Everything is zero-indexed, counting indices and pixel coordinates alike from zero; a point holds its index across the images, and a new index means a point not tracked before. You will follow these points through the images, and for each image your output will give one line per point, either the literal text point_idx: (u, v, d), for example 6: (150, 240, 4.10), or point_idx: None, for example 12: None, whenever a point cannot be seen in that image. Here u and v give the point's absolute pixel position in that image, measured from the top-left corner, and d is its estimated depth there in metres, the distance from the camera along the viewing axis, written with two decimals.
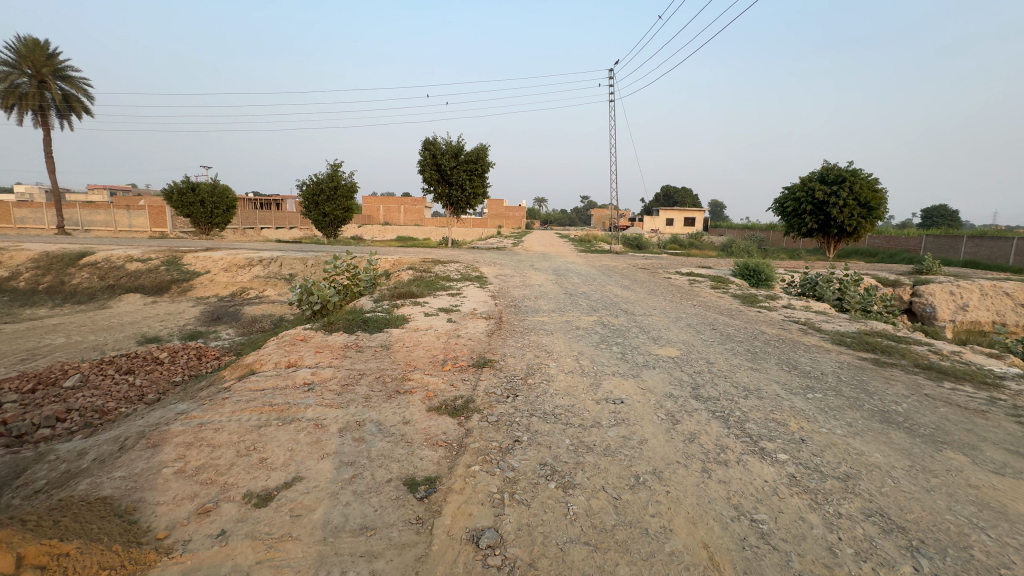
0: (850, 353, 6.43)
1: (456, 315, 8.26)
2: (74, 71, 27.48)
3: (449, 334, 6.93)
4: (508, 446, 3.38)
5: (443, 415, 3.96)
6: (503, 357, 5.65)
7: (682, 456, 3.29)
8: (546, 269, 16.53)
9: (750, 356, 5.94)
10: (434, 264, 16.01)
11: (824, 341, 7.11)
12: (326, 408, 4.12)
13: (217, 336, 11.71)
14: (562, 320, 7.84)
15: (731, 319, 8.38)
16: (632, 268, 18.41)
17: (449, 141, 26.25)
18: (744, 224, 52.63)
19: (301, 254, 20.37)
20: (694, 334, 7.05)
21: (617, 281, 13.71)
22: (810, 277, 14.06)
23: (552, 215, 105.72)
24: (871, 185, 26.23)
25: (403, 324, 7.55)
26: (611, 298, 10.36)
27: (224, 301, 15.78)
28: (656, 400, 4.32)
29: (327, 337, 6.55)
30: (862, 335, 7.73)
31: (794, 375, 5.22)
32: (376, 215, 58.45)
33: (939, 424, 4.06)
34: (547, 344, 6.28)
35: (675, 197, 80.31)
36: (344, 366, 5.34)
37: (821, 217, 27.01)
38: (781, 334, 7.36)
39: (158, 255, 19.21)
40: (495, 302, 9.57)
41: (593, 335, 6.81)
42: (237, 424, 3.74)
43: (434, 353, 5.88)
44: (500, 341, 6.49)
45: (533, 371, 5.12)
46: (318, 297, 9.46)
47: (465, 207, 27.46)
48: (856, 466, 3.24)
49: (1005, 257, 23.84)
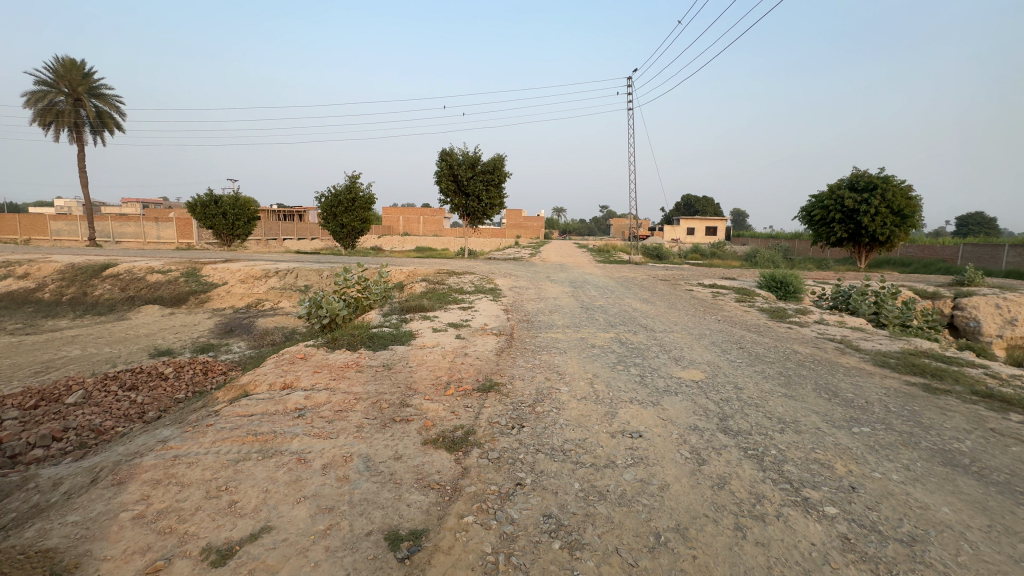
0: (895, 377, 5.81)
1: (465, 331, 7.90)
2: (108, 89, 28.47)
3: (457, 352, 6.57)
4: (508, 491, 2.97)
5: (440, 450, 3.57)
6: (512, 379, 5.24)
7: (711, 508, 2.82)
8: (562, 281, 16.07)
9: (783, 380, 5.40)
10: (448, 276, 15.73)
11: (864, 362, 6.49)
12: (312, 440, 3.77)
13: (228, 350, 11.60)
14: (577, 337, 7.39)
15: (759, 337, 7.80)
16: (652, 280, 17.83)
17: (467, 152, 26.19)
18: (768, 234, 51.35)
19: (317, 266, 20.40)
20: (719, 353, 6.52)
21: (636, 294, 13.16)
22: (843, 290, 13.29)
23: (571, 225, 105.32)
24: (904, 192, 25.11)
25: (410, 341, 7.22)
26: (629, 312, 9.84)
27: (239, 312, 15.79)
28: (679, 434, 3.84)
29: (327, 356, 6.25)
30: (906, 355, 7.07)
31: (835, 404, 4.68)
32: (396, 226, 59.02)
33: (1015, 468, 3.48)
34: (560, 364, 5.84)
35: (696, 207, 79.03)
36: (341, 388, 5.01)
37: (851, 226, 25.94)
38: (815, 354, 6.76)
39: (178, 267, 19.46)
40: (507, 317, 9.17)
41: (610, 355, 6.34)
42: (212, 458, 3.41)
43: (438, 375, 5.50)
44: (509, 360, 6.09)
45: (544, 395, 4.71)
46: (327, 311, 9.25)
47: (482, 218, 27.28)
48: (921, 525, 2.72)
49: None
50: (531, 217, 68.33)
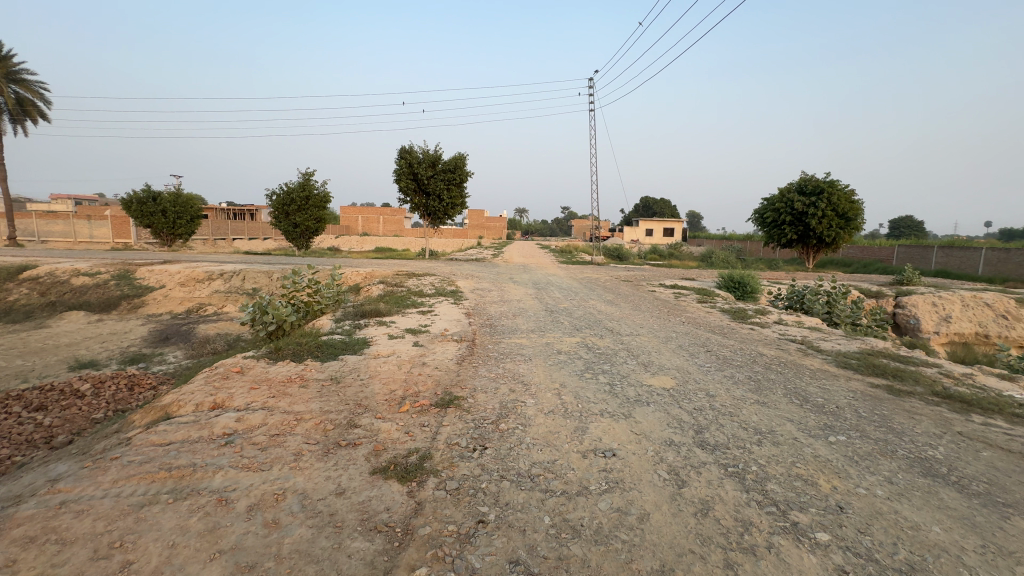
0: (859, 379, 5.79)
1: (424, 338, 7.40)
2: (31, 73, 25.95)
3: (414, 361, 6.07)
4: (468, 532, 2.57)
5: (390, 481, 3.12)
6: (473, 392, 4.83)
7: (696, 541, 2.52)
8: (525, 282, 15.78)
9: (754, 385, 5.25)
10: (407, 278, 15.12)
11: (828, 364, 6.47)
12: (240, 473, 3.23)
13: (162, 360, 10.57)
14: (542, 343, 7.05)
15: (724, 339, 7.72)
16: (615, 281, 17.81)
17: (427, 150, 25.52)
18: (723, 235, 53.21)
19: (266, 267, 19.24)
20: (687, 358, 6.34)
21: (600, 295, 13.01)
22: (797, 290, 13.63)
23: (534, 226, 105.74)
24: (848, 196, 26.39)
25: (363, 350, 6.66)
26: (595, 315, 9.61)
27: (178, 318, 14.57)
28: (654, 451, 3.56)
29: (267, 369, 5.62)
30: (865, 355, 7.14)
31: (807, 410, 4.55)
32: (355, 226, 57.35)
33: (991, 476, 3.40)
34: (525, 373, 5.47)
35: (654, 209, 81.06)
36: (280, 408, 4.45)
37: (800, 228, 27.03)
38: (780, 356, 6.71)
39: (108, 269, 17.84)
40: (468, 321, 8.74)
41: (577, 361, 6.04)
42: (109, 504, 2.82)
43: (392, 388, 5.00)
44: (470, 370, 5.66)
45: (508, 410, 4.33)
46: (273, 316, 8.55)
47: (443, 218, 26.63)
48: (917, 550, 2.52)
49: (975, 266, 24.25)
50: (494, 218, 68.02)
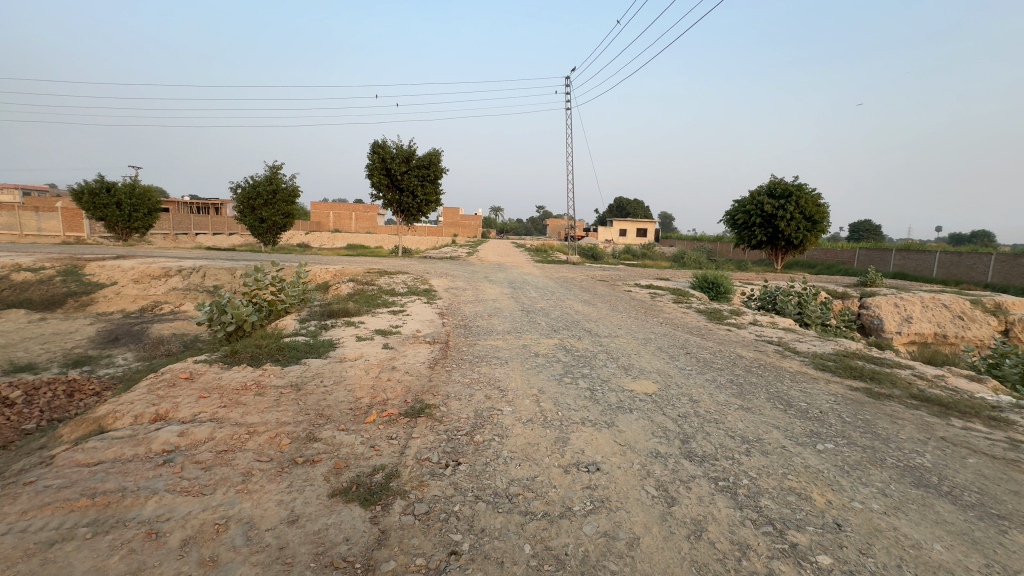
0: (838, 382, 5.73)
1: (394, 339, 7.01)
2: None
3: (383, 365, 5.69)
4: (438, 567, 2.27)
5: (351, 506, 2.77)
6: (446, 399, 4.50)
7: (692, 571, 2.28)
8: (500, 282, 15.45)
9: (736, 390, 5.11)
10: (379, 276, 14.60)
11: (806, 366, 6.42)
12: (177, 499, 2.83)
13: (110, 362, 9.81)
14: (519, 345, 6.77)
15: (703, 340, 7.62)
16: (591, 280, 17.70)
17: (401, 145, 24.91)
18: (694, 237, 54.20)
19: (229, 263, 18.34)
20: (667, 360, 6.18)
21: (576, 295, 12.82)
22: (770, 290, 13.79)
23: (509, 224, 105.47)
24: (814, 199, 27.10)
25: (328, 353, 6.23)
26: (572, 316, 9.39)
27: (131, 317, 13.67)
28: (640, 465, 3.33)
29: (220, 375, 5.15)
30: (840, 356, 7.13)
31: (792, 415, 4.42)
32: (326, 222, 55.88)
33: (981, 484, 3.30)
34: (501, 378, 5.17)
35: (628, 209, 82.02)
36: (231, 419, 4.03)
37: (769, 230, 27.62)
38: (759, 359, 6.63)
39: (54, 264, 16.65)
40: (442, 322, 8.39)
41: (555, 365, 5.78)
42: (12, 542, 2.39)
43: (357, 396, 4.64)
44: (443, 374, 5.32)
45: (484, 420, 4.02)
46: (232, 316, 8.02)
47: (417, 215, 26.06)
48: (922, 572, 2.35)
49: (930, 269, 25.25)
50: (469, 216, 67.35)
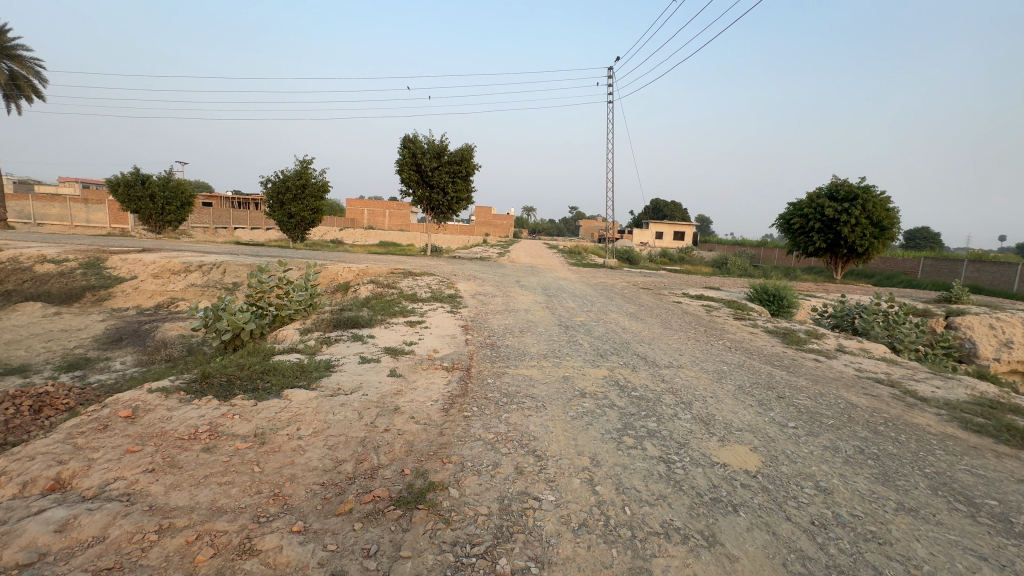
0: (1014, 456, 4.04)
1: (405, 363, 5.71)
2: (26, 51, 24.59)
3: (383, 405, 4.34)
4: None
5: None
6: (460, 474, 3.13)
7: None
8: (533, 287, 14.07)
9: (877, 469, 3.55)
10: (402, 277, 13.42)
11: (949, 424, 4.73)
12: None
13: (105, 367, 8.93)
14: (559, 378, 5.34)
15: (794, 378, 5.96)
16: (633, 288, 16.02)
17: (432, 141, 23.89)
18: (735, 241, 51.56)
19: (252, 260, 17.75)
20: (758, 411, 4.62)
21: (620, 306, 11.29)
22: (846, 307, 11.82)
23: (542, 224, 104.30)
24: (882, 203, 24.39)
25: (320, 380, 4.97)
26: (619, 335, 7.84)
27: (145, 315, 13.01)
28: None
29: (171, 414, 3.94)
30: (986, 408, 5.34)
31: (992, 530, 2.84)
32: (360, 219, 56.04)
33: None
34: (536, 435, 3.77)
35: (665, 211, 79.38)
36: (148, 499, 2.77)
37: (829, 236, 25.11)
38: (879, 410, 4.98)
39: (78, 257, 16.35)
40: (465, 339, 7.05)
41: (607, 414, 4.31)
42: None
43: (340, 459, 3.33)
44: (458, 425, 3.93)
45: (513, 523, 2.63)
46: (227, 324, 6.95)
47: (448, 213, 24.96)
48: None
49: (1009, 283, 22.28)
50: (501, 216, 66.29)
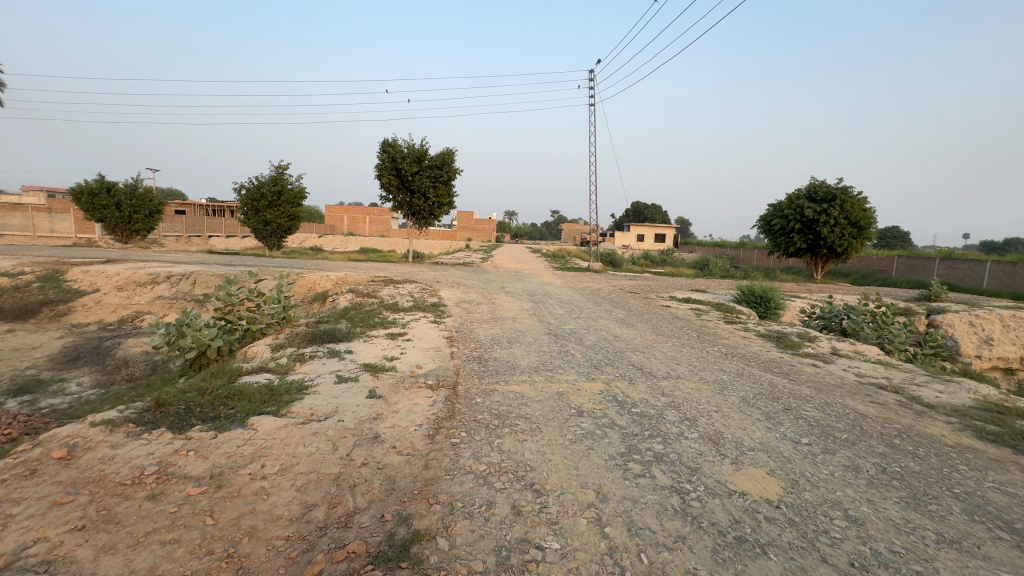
0: None
1: (385, 381, 5.26)
2: None
3: (360, 433, 3.89)
4: None
5: None
6: (449, 518, 2.72)
7: None
8: (519, 293, 13.69)
9: (905, 492, 3.26)
10: (382, 286, 12.89)
11: (963, 434, 4.49)
12: None
13: (58, 390, 8.23)
14: (553, 395, 4.95)
15: (796, 386, 5.69)
16: (620, 292, 15.77)
17: (412, 145, 23.42)
18: (715, 242, 52.13)
19: (224, 269, 17.00)
20: (768, 426, 4.31)
21: (608, 312, 11.00)
22: (834, 308, 11.73)
23: (525, 229, 104.26)
24: (859, 203, 24.77)
25: (291, 405, 4.50)
26: (612, 344, 7.51)
27: (107, 330, 12.22)
28: None
29: (115, 452, 3.44)
30: (994, 413, 5.14)
31: None
32: (340, 226, 55.02)
33: None
34: (534, 466, 3.37)
35: (645, 214, 80.14)
36: (71, 569, 2.29)
37: (809, 236, 25.38)
38: (889, 420, 4.72)
39: (35, 269, 15.39)
40: (450, 352, 6.62)
41: (609, 436, 3.93)
42: None
43: (309, 503, 2.87)
44: (445, 456, 3.51)
45: None
46: (192, 341, 6.39)
47: (429, 219, 24.48)
48: None
49: (979, 280, 22.79)
50: (483, 221, 65.90)
